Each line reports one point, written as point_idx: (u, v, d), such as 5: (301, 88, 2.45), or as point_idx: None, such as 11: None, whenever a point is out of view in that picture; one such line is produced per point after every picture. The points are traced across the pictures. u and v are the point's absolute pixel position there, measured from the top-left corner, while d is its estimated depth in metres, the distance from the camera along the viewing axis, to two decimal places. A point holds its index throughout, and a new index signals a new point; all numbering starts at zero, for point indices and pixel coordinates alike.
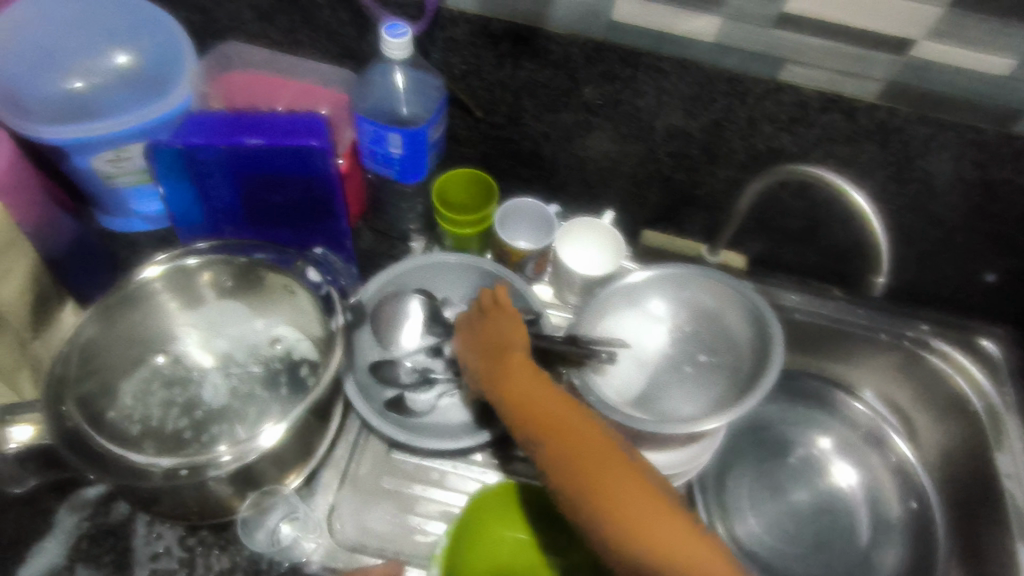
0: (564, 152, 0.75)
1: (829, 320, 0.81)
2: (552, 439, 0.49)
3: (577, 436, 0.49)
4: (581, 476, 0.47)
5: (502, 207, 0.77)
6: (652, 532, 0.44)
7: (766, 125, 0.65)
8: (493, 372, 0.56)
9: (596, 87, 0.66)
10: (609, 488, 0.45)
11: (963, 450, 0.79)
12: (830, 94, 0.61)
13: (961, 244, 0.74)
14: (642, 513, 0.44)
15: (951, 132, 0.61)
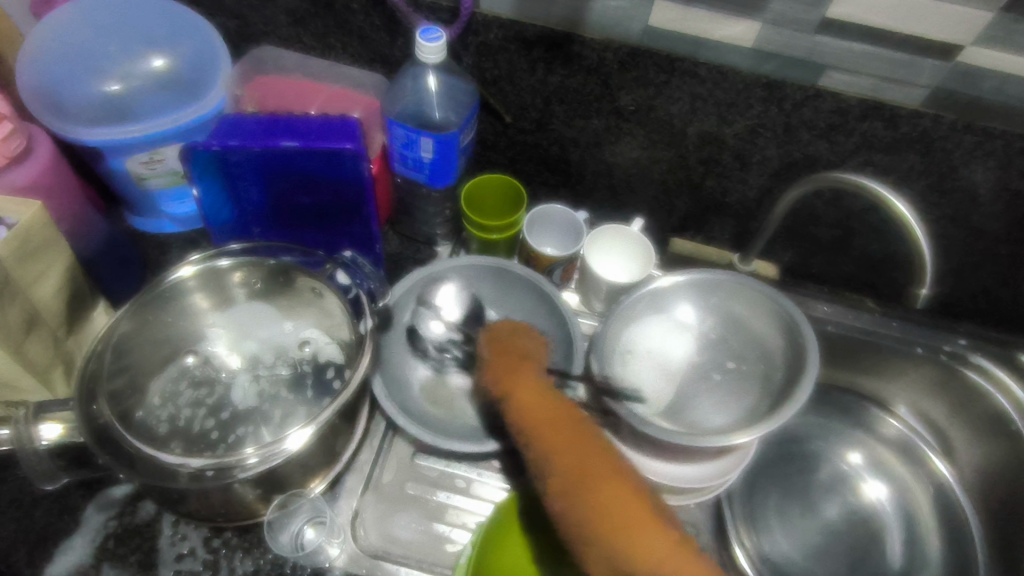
0: (593, 158, 0.75)
1: (862, 331, 0.79)
2: (557, 464, 0.48)
3: (579, 459, 0.47)
4: (581, 502, 0.45)
5: (531, 213, 0.76)
6: (630, 536, 0.43)
7: (803, 133, 0.64)
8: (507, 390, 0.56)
9: (630, 94, 0.65)
10: (595, 487, 0.45)
11: (1003, 470, 0.77)
12: (872, 100, 0.59)
13: (1004, 256, 0.71)
14: (624, 516, 0.43)
15: (999, 141, 0.59)
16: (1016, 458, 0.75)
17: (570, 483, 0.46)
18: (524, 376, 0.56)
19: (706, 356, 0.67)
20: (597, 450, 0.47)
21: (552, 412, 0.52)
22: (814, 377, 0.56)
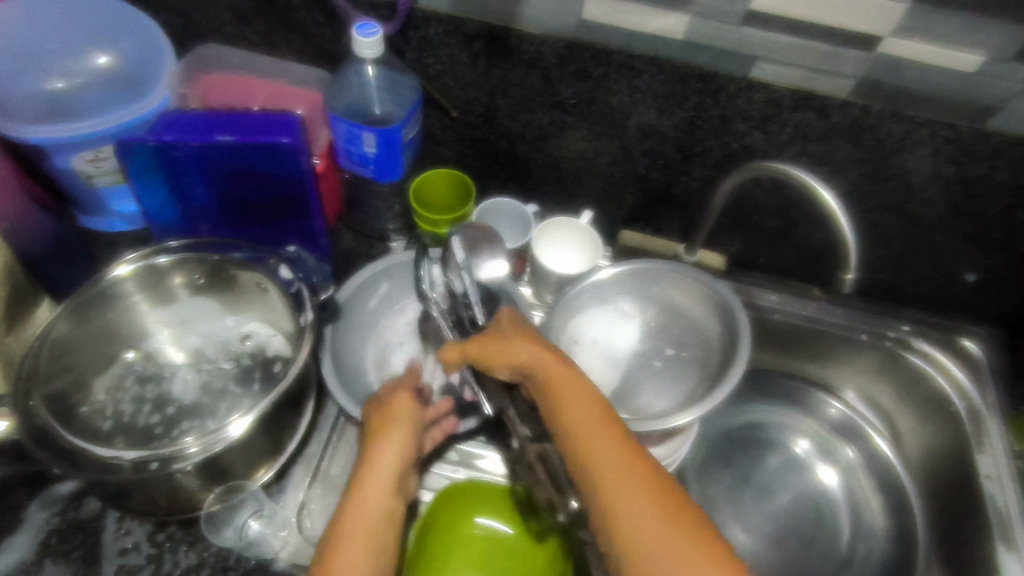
0: (540, 151, 0.76)
1: (807, 320, 0.82)
2: (614, 504, 0.44)
3: (652, 521, 0.43)
4: None
5: (480, 207, 0.77)
6: None
7: (739, 124, 0.66)
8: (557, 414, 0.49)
9: (570, 87, 0.67)
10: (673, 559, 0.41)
11: (945, 451, 0.79)
12: (802, 92, 0.61)
13: (940, 243, 0.73)
14: None
15: (925, 129, 0.61)
16: (957, 440, 0.77)
17: (616, 515, 0.43)
18: (572, 389, 0.49)
19: (650, 343, 0.68)
20: (671, 507, 0.43)
21: (615, 447, 0.46)
22: (746, 359, 0.58)
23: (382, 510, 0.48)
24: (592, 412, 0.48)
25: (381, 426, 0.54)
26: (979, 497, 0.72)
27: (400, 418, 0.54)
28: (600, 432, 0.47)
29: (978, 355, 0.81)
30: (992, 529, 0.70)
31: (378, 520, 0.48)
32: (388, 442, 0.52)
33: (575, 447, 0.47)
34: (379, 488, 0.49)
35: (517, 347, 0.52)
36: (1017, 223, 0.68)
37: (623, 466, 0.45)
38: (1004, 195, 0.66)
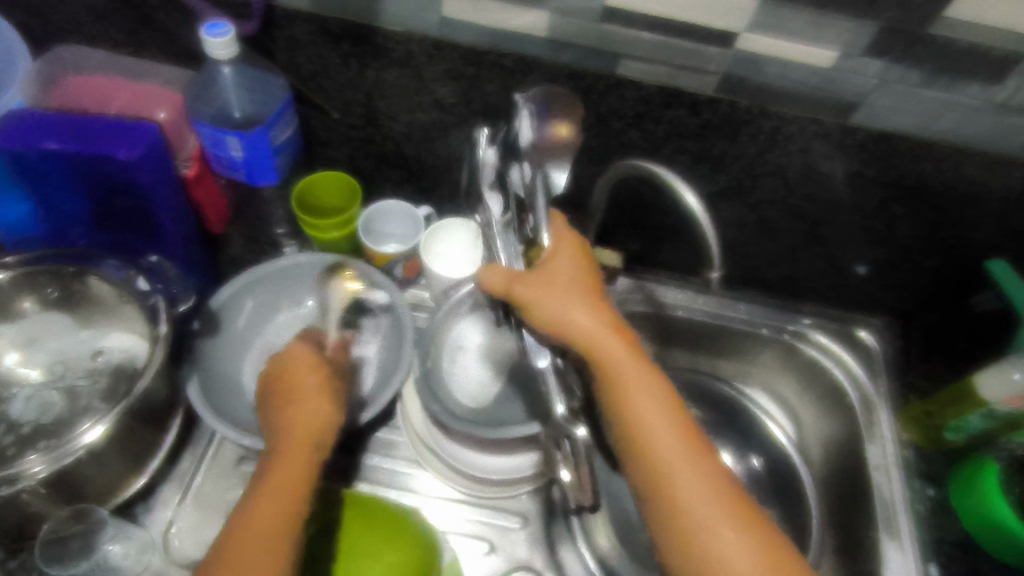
0: (428, 152, 0.74)
1: (708, 315, 0.82)
2: (671, 487, 0.46)
3: (705, 502, 0.46)
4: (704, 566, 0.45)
5: (368, 210, 0.76)
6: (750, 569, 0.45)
7: (616, 122, 0.65)
8: (601, 374, 0.48)
9: (444, 87, 0.65)
10: (715, 549, 0.45)
11: (841, 442, 0.79)
12: (669, 89, 0.61)
13: (826, 236, 0.74)
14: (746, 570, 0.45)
15: (794, 125, 0.61)
16: (849, 430, 0.78)
17: (686, 514, 0.46)
18: (619, 360, 0.48)
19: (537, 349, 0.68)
20: (720, 490, 0.46)
21: (663, 420, 0.47)
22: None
23: (309, 459, 0.52)
24: (660, 397, 0.48)
25: (301, 381, 0.57)
26: (867, 487, 0.73)
27: (317, 371, 0.58)
28: (668, 420, 0.47)
29: (873, 346, 0.81)
30: (876, 520, 0.71)
31: (300, 467, 0.51)
32: (313, 395, 0.56)
33: (622, 422, 0.48)
34: (302, 444, 0.53)
35: (554, 296, 0.48)
36: (896, 217, 0.69)
37: (671, 452, 0.47)
38: (879, 190, 0.66)
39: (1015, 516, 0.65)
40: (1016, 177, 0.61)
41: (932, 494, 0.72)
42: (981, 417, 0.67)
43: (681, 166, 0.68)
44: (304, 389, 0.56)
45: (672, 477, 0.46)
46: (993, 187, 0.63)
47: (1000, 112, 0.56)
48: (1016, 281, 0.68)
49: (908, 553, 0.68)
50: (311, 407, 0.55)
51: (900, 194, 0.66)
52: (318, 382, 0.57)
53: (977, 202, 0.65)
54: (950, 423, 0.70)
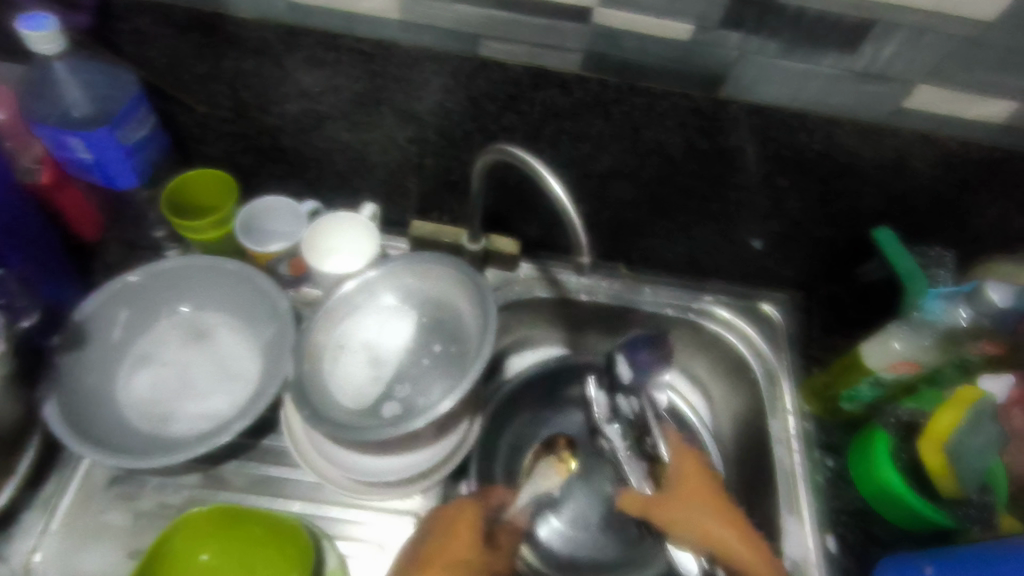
0: (307, 144, 0.71)
1: (614, 299, 0.82)
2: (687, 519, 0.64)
3: (703, 516, 0.64)
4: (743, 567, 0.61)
5: (246, 211, 0.72)
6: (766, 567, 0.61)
7: (489, 104, 0.62)
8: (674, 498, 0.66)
9: (308, 75, 0.62)
10: (729, 546, 0.62)
11: (748, 417, 0.79)
12: (535, 68, 0.59)
13: (717, 212, 0.73)
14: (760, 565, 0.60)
15: (665, 101, 0.60)
16: (753, 404, 0.79)
17: (705, 531, 0.63)
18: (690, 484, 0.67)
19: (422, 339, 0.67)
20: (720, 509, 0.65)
21: (693, 497, 0.65)
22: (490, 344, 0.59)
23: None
24: (705, 496, 0.66)
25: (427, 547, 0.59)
26: (770, 462, 0.73)
27: (475, 531, 0.60)
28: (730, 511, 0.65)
29: (777, 318, 0.81)
30: (778, 493, 0.71)
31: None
32: (445, 546, 0.59)
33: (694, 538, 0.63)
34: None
35: (682, 510, 0.65)
36: (782, 190, 0.68)
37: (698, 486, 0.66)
38: (761, 163, 0.65)
39: (903, 481, 0.64)
40: (889, 145, 0.61)
41: (830, 464, 0.73)
42: (871, 385, 0.67)
43: (562, 147, 0.66)
44: (445, 548, 0.59)
45: (694, 508, 0.65)
46: (869, 156, 0.62)
47: (861, 79, 0.56)
48: (898, 248, 0.68)
49: (806, 523, 0.69)
50: (464, 538, 0.59)
51: (782, 167, 0.65)
52: (459, 540, 0.59)
53: (856, 172, 0.64)
54: (844, 393, 0.70)
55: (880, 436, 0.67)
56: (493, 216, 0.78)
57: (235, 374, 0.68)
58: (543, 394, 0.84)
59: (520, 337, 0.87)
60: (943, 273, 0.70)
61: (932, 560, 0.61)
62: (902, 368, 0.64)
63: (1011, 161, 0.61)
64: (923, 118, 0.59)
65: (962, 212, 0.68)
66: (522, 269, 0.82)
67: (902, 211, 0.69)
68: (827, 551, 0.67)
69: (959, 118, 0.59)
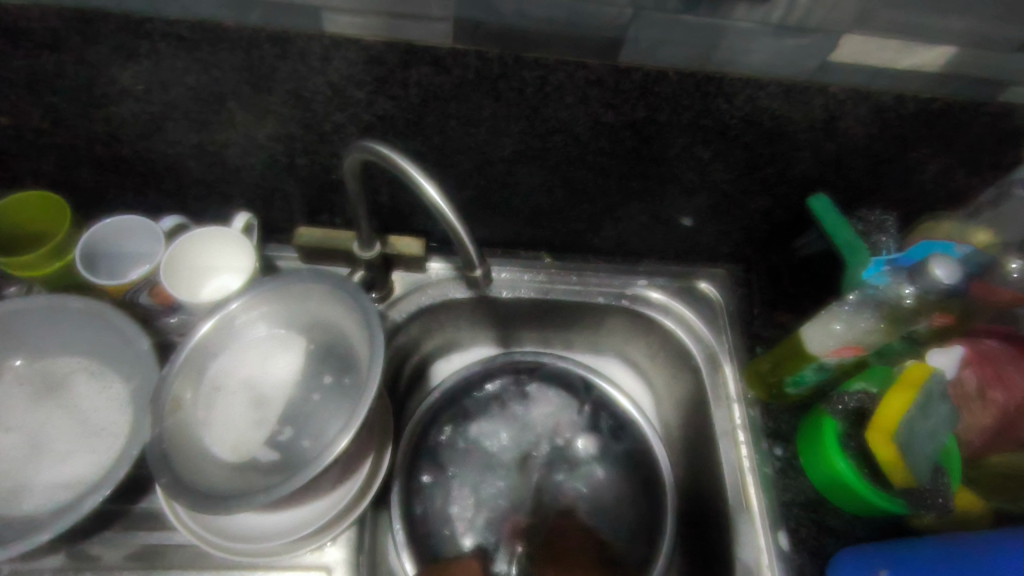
0: (151, 151, 0.59)
1: (539, 292, 0.73)
2: None
3: None
4: None
5: (88, 241, 0.60)
6: None
7: (353, 91, 0.52)
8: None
9: (124, 71, 0.51)
10: None
11: (692, 407, 0.73)
12: (397, 44, 0.48)
13: (641, 190, 0.65)
14: None
15: (561, 73, 0.51)
16: (697, 393, 0.72)
17: None
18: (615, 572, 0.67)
19: (309, 370, 0.58)
20: None
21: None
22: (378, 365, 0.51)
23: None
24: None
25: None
26: (716, 457, 0.67)
27: None
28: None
29: (716, 296, 0.75)
30: (726, 491, 0.65)
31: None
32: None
33: None
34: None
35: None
36: (707, 161, 0.60)
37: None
38: (680, 135, 0.57)
39: (854, 470, 0.58)
40: (817, 105, 0.53)
41: (779, 454, 0.66)
42: (815, 369, 0.61)
43: (453, 133, 0.57)
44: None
45: None
46: (797, 118, 0.55)
47: (779, 32, 0.48)
48: (836, 216, 0.62)
49: (758, 522, 0.63)
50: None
51: (704, 137, 0.57)
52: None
53: (786, 137, 0.57)
54: (788, 379, 0.64)
55: (828, 421, 0.61)
56: (391, 212, 0.68)
57: (98, 429, 0.58)
58: (474, 402, 0.77)
59: (447, 340, 0.77)
60: (886, 239, 0.64)
61: (887, 561, 0.55)
62: (847, 353, 0.58)
63: (951, 111, 0.54)
64: (853, 73, 0.51)
65: (902, 170, 0.61)
66: (434, 267, 0.72)
67: (838, 174, 0.62)
68: (780, 550, 0.61)
69: (892, 70, 0.51)
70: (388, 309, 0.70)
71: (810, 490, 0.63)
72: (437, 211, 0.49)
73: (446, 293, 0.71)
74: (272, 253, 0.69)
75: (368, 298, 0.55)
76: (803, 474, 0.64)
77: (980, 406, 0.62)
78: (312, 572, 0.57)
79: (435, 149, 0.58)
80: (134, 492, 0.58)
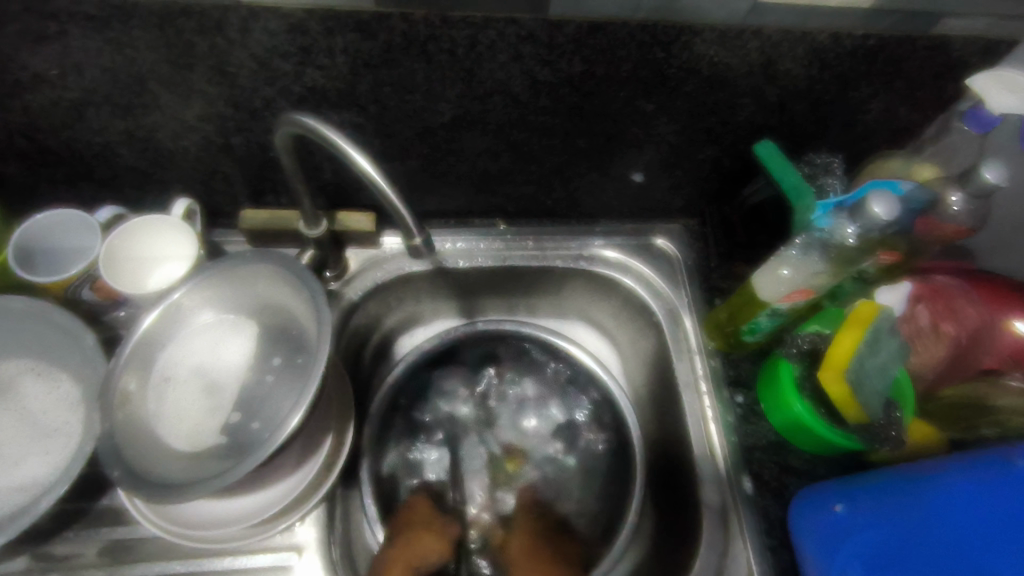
0: (77, 140, 0.57)
1: (496, 261, 0.72)
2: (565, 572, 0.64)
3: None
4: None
5: (24, 238, 0.59)
6: None
7: (279, 62, 0.50)
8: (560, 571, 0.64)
9: (33, 56, 0.48)
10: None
11: (655, 362, 0.74)
12: (318, 10, 0.46)
13: (587, 148, 0.64)
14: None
15: (491, 31, 0.49)
16: (660, 348, 0.73)
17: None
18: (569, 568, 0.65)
19: (262, 354, 0.57)
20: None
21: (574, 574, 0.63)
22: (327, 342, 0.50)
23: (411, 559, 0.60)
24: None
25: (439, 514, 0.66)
26: (680, 409, 0.68)
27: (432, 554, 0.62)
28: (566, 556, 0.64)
29: (672, 251, 0.75)
30: (690, 442, 0.66)
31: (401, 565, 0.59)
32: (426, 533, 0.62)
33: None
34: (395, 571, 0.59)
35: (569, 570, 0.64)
36: (650, 115, 0.60)
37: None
38: (620, 88, 0.56)
39: (811, 411, 0.60)
40: (753, 49, 0.53)
41: (740, 401, 0.67)
42: (769, 316, 0.61)
43: (389, 101, 0.55)
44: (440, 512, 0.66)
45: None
46: (735, 64, 0.54)
47: None
48: (781, 162, 0.61)
49: (721, 468, 0.64)
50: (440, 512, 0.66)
51: (643, 89, 0.56)
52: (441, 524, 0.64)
53: (726, 84, 0.56)
54: (744, 327, 0.64)
55: (784, 366, 0.62)
56: (338, 188, 0.67)
57: (52, 428, 0.57)
58: (440, 374, 0.76)
59: (408, 314, 0.76)
60: (833, 181, 0.64)
61: (840, 496, 0.57)
62: (798, 298, 0.59)
63: (888, 47, 0.54)
64: (788, 13, 0.50)
65: (845, 111, 0.61)
66: (387, 242, 0.71)
67: (782, 118, 0.62)
68: (744, 493, 0.62)
69: (826, 8, 0.50)
70: (344, 287, 0.69)
71: (770, 433, 0.65)
72: (372, 184, 0.47)
73: (401, 267, 0.70)
74: (220, 238, 0.68)
75: (312, 276, 0.53)
76: (763, 418, 0.66)
77: (931, 339, 0.62)
78: (283, 553, 0.57)
79: (373, 119, 0.57)
80: (95, 489, 0.57)
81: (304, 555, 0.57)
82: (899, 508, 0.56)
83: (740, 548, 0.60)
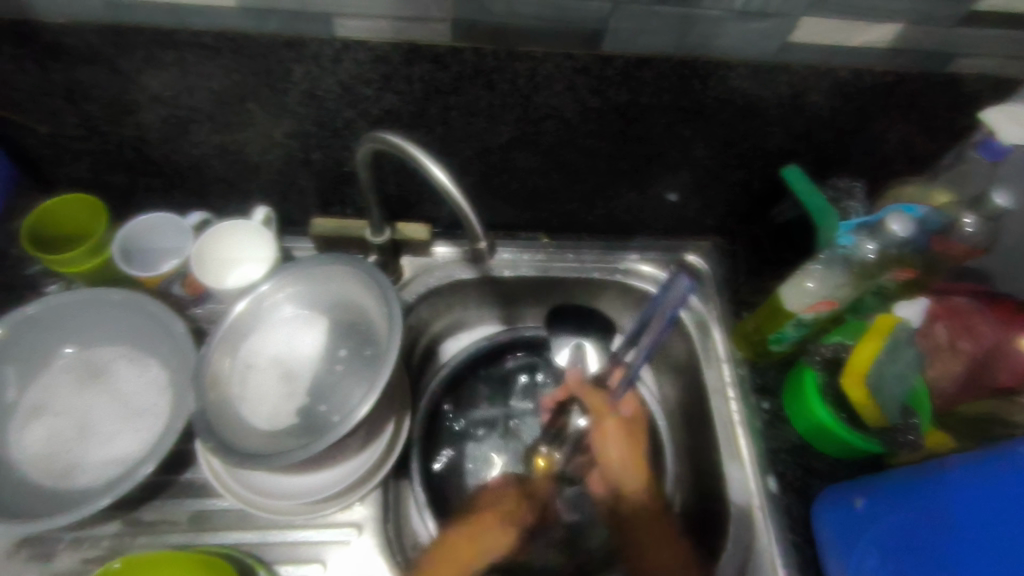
0: (177, 152, 0.65)
1: (539, 271, 0.78)
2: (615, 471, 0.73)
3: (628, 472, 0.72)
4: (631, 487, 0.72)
5: (128, 235, 0.66)
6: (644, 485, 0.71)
7: (362, 88, 0.57)
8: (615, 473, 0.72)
9: (155, 78, 0.56)
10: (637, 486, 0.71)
11: (685, 371, 0.79)
12: (402, 44, 0.53)
13: (628, 169, 0.70)
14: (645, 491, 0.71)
15: (548, 64, 0.56)
16: (689, 356, 0.77)
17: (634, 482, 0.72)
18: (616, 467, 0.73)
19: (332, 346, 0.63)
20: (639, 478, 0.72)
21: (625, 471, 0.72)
22: (398, 337, 0.56)
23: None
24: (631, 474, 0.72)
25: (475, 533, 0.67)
26: (709, 413, 0.73)
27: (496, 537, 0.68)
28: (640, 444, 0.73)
29: (703, 266, 0.81)
30: (718, 441, 0.71)
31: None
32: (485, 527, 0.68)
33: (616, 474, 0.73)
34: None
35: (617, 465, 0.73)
36: (687, 139, 0.66)
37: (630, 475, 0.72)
38: (661, 115, 0.62)
39: (833, 416, 0.64)
40: (783, 83, 0.59)
41: (766, 407, 0.71)
42: (794, 325, 0.66)
43: (456, 124, 0.62)
44: (490, 522, 0.68)
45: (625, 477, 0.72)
46: (765, 96, 0.60)
47: (743, 18, 0.53)
48: (806, 184, 0.66)
49: (747, 468, 0.69)
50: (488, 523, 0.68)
51: (681, 116, 0.62)
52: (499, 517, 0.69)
53: (757, 113, 0.62)
54: (771, 336, 0.69)
55: (808, 374, 0.67)
56: (398, 201, 0.74)
57: (144, 409, 0.63)
58: (483, 376, 0.82)
59: (456, 319, 0.82)
60: (855, 205, 0.69)
61: (865, 492, 0.62)
62: (822, 308, 0.63)
63: (906, 83, 0.60)
64: (813, 52, 0.57)
65: (867, 139, 0.67)
66: (441, 251, 0.78)
67: (807, 145, 0.67)
68: (769, 492, 0.67)
69: (848, 48, 0.56)
70: (400, 291, 0.75)
71: (794, 438, 0.69)
72: (444, 193, 0.53)
73: (452, 274, 0.77)
74: (290, 244, 0.75)
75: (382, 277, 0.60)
76: (788, 424, 0.70)
77: (949, 356, 0.67)
78: (345, 529, 0.62)
79: (438, 139, 0.64)
80: (179, 464, 0.64)
81: (362, 533, 0.63)
82: (931, 504, 0.59)
83: (766, 544, 0.64)
